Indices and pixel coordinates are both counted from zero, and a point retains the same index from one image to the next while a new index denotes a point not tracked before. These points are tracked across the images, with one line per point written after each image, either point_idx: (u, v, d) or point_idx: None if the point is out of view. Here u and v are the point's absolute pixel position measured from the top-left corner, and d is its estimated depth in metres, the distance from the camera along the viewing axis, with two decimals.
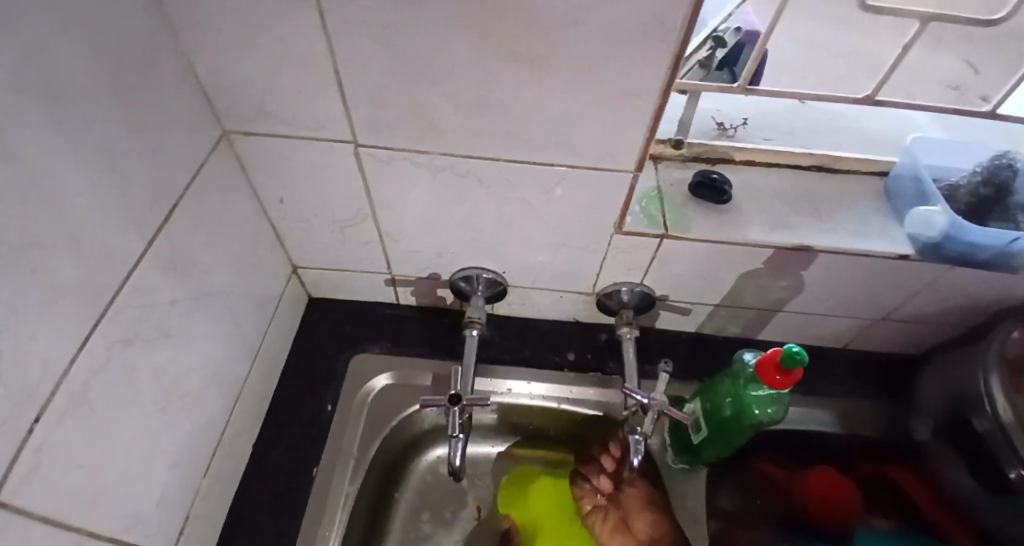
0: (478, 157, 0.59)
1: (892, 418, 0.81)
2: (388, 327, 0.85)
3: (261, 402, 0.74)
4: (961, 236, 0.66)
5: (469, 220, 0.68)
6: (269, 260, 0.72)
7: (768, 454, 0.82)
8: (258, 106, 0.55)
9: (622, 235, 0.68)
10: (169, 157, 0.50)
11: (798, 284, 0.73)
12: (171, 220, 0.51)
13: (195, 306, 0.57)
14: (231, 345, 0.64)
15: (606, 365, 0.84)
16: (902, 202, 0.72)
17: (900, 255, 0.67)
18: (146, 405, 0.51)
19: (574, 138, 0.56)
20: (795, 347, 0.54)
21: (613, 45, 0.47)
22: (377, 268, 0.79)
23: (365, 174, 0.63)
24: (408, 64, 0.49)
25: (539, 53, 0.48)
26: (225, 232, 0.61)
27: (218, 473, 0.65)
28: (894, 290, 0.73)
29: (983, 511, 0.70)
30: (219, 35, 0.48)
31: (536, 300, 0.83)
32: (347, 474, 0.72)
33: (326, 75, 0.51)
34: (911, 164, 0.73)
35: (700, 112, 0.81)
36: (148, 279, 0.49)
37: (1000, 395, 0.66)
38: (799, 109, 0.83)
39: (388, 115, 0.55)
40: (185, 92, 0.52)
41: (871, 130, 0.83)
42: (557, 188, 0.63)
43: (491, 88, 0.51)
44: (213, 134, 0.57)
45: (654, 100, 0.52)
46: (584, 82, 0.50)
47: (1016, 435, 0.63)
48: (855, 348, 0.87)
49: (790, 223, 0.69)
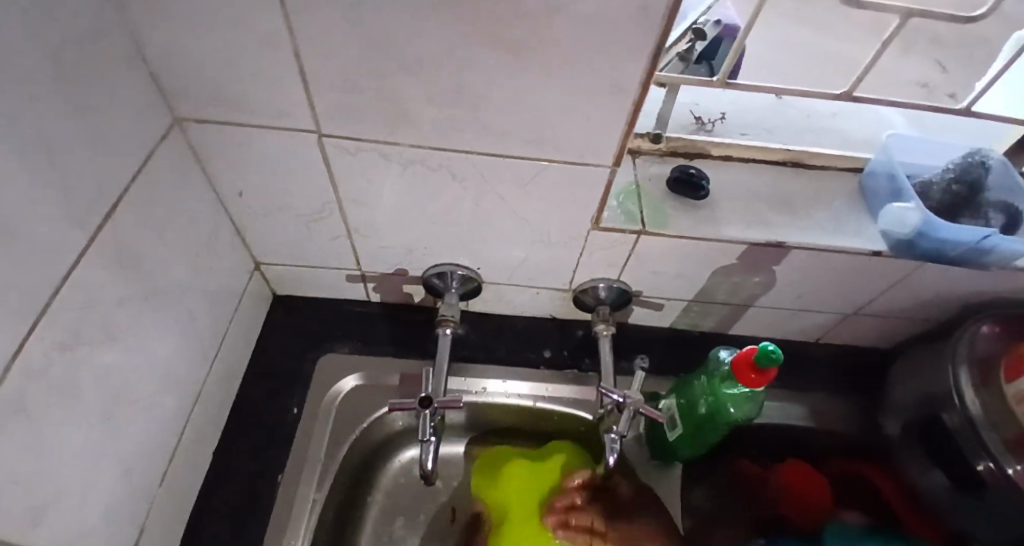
0: (450, 150, 0.57)
1: (863, 413, 0.82)
2: (358, 325, 0.82)
3: (223, 405, 0.70)
4: (934, 232, 0.66)
5: (442, 214, 0.66)
6: (229, 256, 0.68)
7: (741, 452, 0.84)
8: (213, 91, 0.51)
9: (600, 231, 0.66)
10: (113, 146, 0.46)
11: (775, 280, 0.73)
12: (117, 214, 0.47)
13: (146, 307, 0.53)
14: (187, 347, 0.61)
15: (582, 363, 0.83)
16: (877, 198, 0.72)
17: (875, 253, 0.67)
18: (91, 414, 0.47)
19: (551, 132, 0.54)
20: (771, 345, 0.53)
21: (592, 34, 0.45)
22: (346, 264, 0.75)
23: (331, 167, 0.59)
24: (376, 49, 0.46)
25: (515, 41, 0.45)
26: (178, 227, 0.57)
27: (175, 482, 0.62)
28: (866, 287, 0.74)
29: (950, 506, 0.71)
30: (167, 13, 0.44)
31: (511, 297, 0.81)
32: (314, 479, 0.69)
33: (287, 60, 0.48)
34: (886, 161, 0.73)
35: (678, 106, 0.80)
36: (91, 279, 0.45)
37: (969, 390, 0.67)
38: (775, 104, 0.83)
39: (355, 104, 0.52)
40: (130, 75, 0.47)
41: (846, 127, 0.83)
42: (533, 183, 0.60)
43: (464, 77, 0.49)
44: (163, 121, 0.53)
45: (634, 93, 0.50)
46: (562, 73, 0.48)
47: (984, 429, 0.64)
48: (827, 343, 0.87)
49: (767, 220, 0.69)
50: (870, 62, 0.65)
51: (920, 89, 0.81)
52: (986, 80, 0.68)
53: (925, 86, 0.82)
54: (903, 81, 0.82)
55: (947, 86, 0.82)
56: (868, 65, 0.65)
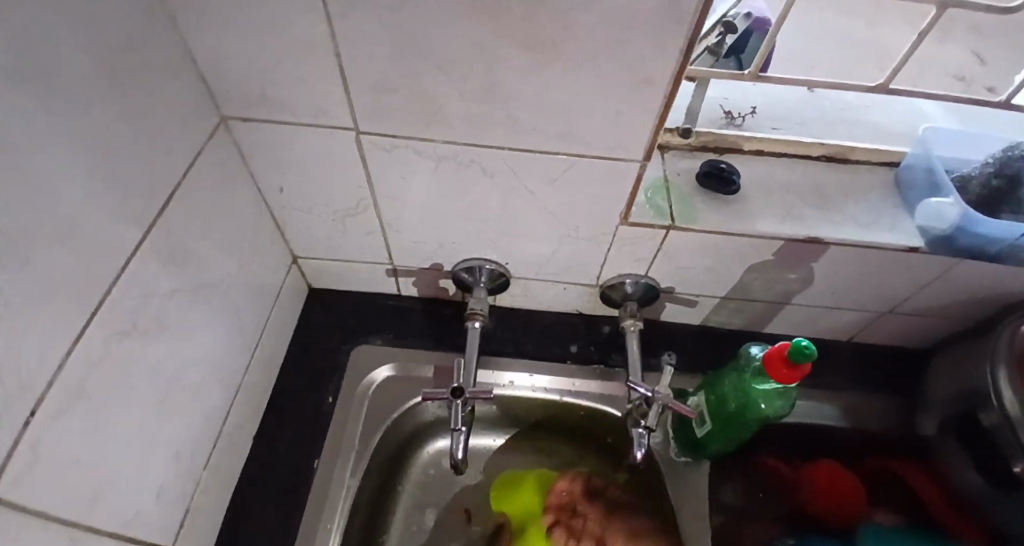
0: (482, 146, 0.58)
1: (898, 412, 0.81)
2: (390, 319, 0.84)
3: (262, 394, 0.73)
4: (974, 228, 0.65)
5: (473, 210, 0.67)
6: (268, 250, 0.70)
7: (771, 450, 0.83)
8: (256, 91, 0.54)
9: (628, 226, 0.67)
10: (164, 144, 0.49)
11: (807, 277, 0.72)
12: (168, 209, 0.50)
13: (193, 297, 0.55)
14: (230, 337, 0.63)
15: (610, 358, 0.83)
16: (914, 193, 0.71)
17: (912, 248, 0.66)
18: (144, 398, 0.50)
19: (581, 127, 0.55)
20: (804, 341, 0.53)
21: (623, 29, 0.45)
22: (378, 259, 0.78)
23: (366, 163, 0.61)
24: (412, 48, 0.48)
25: (546, 38, 0.46)
26: (223, 222, 0.60)
27: (218, 466, 0.65)
28: (903, 283, 0.72)
29: (992, 505, 0.70)
30: (215, 17, 0.47)
31: (539, 292, 0.82)
32: (349, 466, 0.71)
33: (327, 60, 0.50)
34: (924, 153, 0.71)
35: (708, 101, 0.79)
36: (145, 271, 0.48)
37: (1007, 389, 0.65)
38: (808, 98, 0.82)
39: (390, 102, 0.54)
40: (180, 77, 0.50)
41: (882, 120, 0.81)
42: (563, 178, 0.61)
43: (496, 73, 0.50)
44: (210, 121, 0.55)
45: (664, 87, 0.50)
46: (592, 68, 0.49)
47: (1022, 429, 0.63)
48: (861, 341, 0.86)
49: (799, 215, 0.68)
50: (908, 53, 0.64)
51: (958, 82, 0.79)
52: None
53: (962, 79, 0.80)
54: (939, 73, 0.80)
55: (985, 78, 0.80)
56: (905, 56, 0.64)
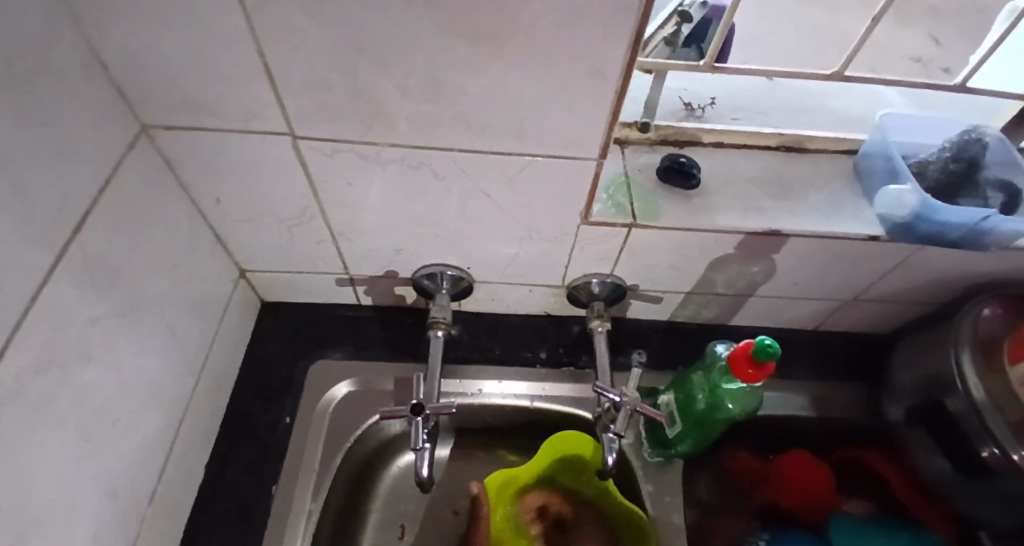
0: (431, 148, 0.55)
1: (865, 400, 0.81)
2: (349, 330, 0.80)
3: (213, 417, 0.69)
4: (933, 215, 0.64)
5: (428, 215, 0.64)
6: (210, 265, 0.66)
7: (744, 446, 0.82)
8: (180, 96, 0.50)
9: (589, 225, 0.65)
10: (80, 158, 0.45)
11: (773, 268, 0.71)
12: (85, 228, 0.46)
13: (122, 321, 0.51)
14: (170, 360, 0.59)
15: (579, 359, 0.81)
16: (874, 180, 0.70)
17: (872, 237, 0.65)
18: (70, 434, 0.45)
19: (532, 125, 0.52)
20: (768, 339, 0.52)
21: (567, 20, 0.43)
22: (332, 268, 0.74)
23: (308, 169, 0.57)
24: (344, 45, 0.44)
25: (489, 30, 0.43)
26: (153, 238, 0.55)
27: (165, 497, 0.61)
28: (866, 271, 0.72)
29: (954, 490, 0.70)
30: (122, 17, 0.42)
31: (503, 295, 0.80)
32: (309, 489, 0.68)
33: (254, 62, 0.46)
34: (882, 141, 0.71)
35: (667, 93, 0.78)
36: (61, 296, 0.43)
37: (972, 375, 0.65)
38: (766, 87, 0.81)
39: (328, 104, 0.50)
40: (91, 83, 0.46)
41: (841, 107, 0.81)
42: (518, 178, 0.59)
43: (439, 70, 0.47)
44: (130, 130, 0.51)
45: (615, 80, 0.48)
46: (539, 61, 0.46)
47: (986, 416, 0.63)
48: (828, 330, 0.86)
49: (760, 206, 0.67)
50: (862, 38, 0.63)
51: (915, 66, 0.79)
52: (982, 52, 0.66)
53: (919, 61, 0.80)
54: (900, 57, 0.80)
55: (942, 60, 0.80)
56: (860, 41, 0.63)
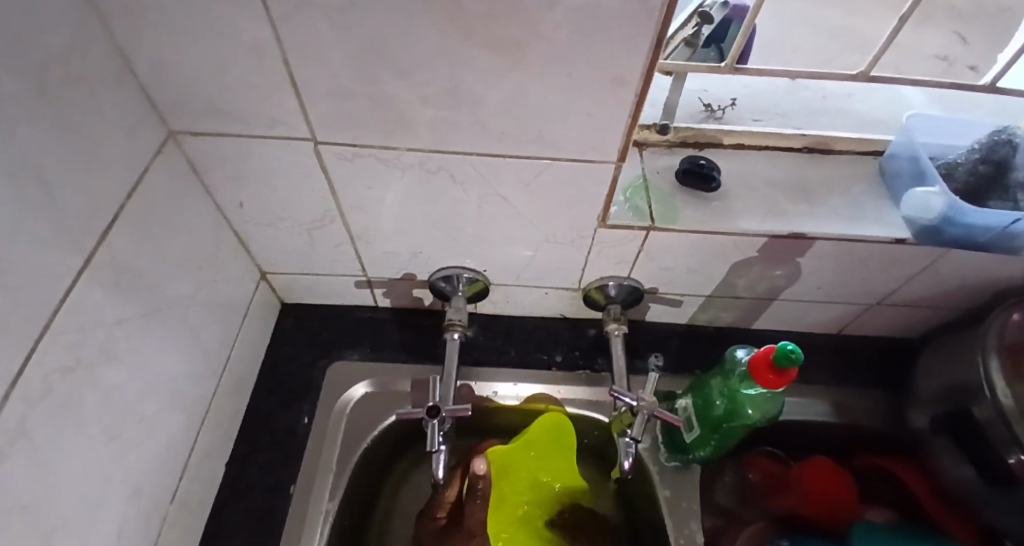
0: (449, 152, 0.55)
1: (887, 406, 0.79)
2: (367, 332, 0.81)
3: (233, 417, 0.71)
4: (961, 218, 0.63)
5: (446, 218, 0.64)
6: (232, 268, 0.67)
7: (766, 451, 0.80)
8: (205, 103, 0.51)
9: (607, 229, 0.64)
10: (108, 166, 0.46)
11: (794, 272, 0.70)
12: (112, 233, 0.47)
13: (146, 324, 0.52)
14: (193, 362, 0.60)
15: (595, 362, 0.81)
16: (899, 182, 0.69)
17: (897, 241, 0.64)
18: (96, 434, 0.46)
19: (551, 130, 0.52)
20: (790, 345, 0.51)
21: (587, 27, 0.42)
22: (351, 271, 0.75)
23: (328, 174, 0.58)
24: (364, 52, 0.45)
25: (509, 37, 0.43)
26: (178, 242, 0.56)
27: (187, 495, 0.62)
28: (889, 276, 0.70)
29: (980, 500, 0.68)
30: (151, 27, 0.43)
31: (520, 298, 0.80)
32: (326, 490, 0.69)
33: (276, 69, 0.47)
34: (908, 142, 0.69)
35: (686, 94, 0.77)
36: (89, 299, 0.44)
37: (999, 382, 0.63)
38: (788, 87, 0.80)
39: (348, 110, 0.51)
40: (120, 91, 0.47)
41: (865, 108, 0.79)
42: (536, 182, 0.59)
43: (458, 77, 0.47)
44: (157, 137, 0.52)
45: (635, 85, 0.48)
46: (558, 67, 0.46)
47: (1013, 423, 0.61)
48: (850, 334, 0.84)
49: (782, 210, 0.66)
50: (888, 39, 0.61)
51: (940, 64, 0.78)
52: (1011, 53, 0.65)
53: (946, 60, 0.79)
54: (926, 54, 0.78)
55: (968, 58, 0.79)
56: (886, 42, 0.62)
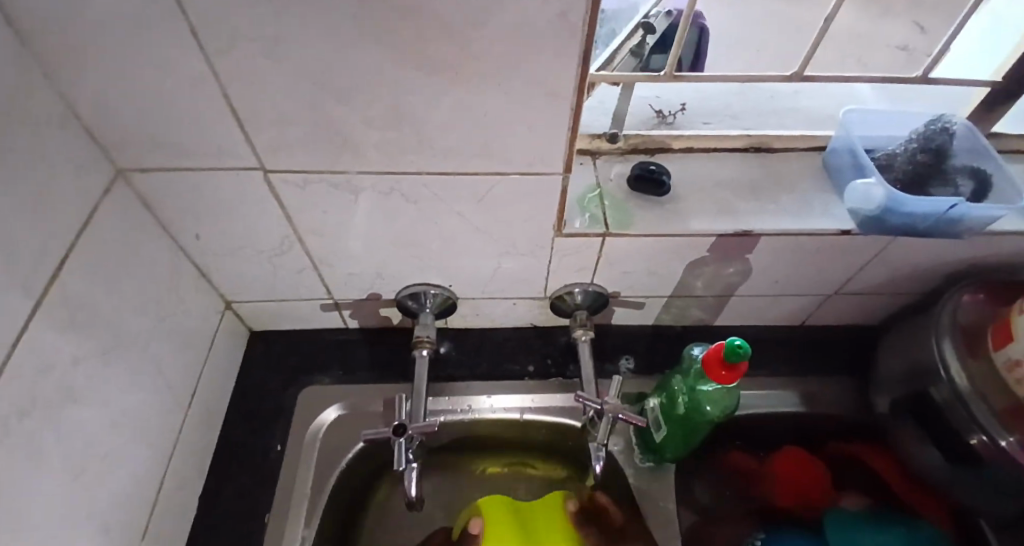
0: (399, 173, 0.56)
1: (853, 394, 0.81)
2: (338, 354, 0.81)
3: (205, 449, 0.70)
4: (901, 208, 0.64)
5: (404, 237, 0.65)
6: (194, 299, 0.67)
7: (736, 446, 0.82)
8: (150, 139, 0.51)
9: (564, 238, 0.66)
10: (56, 208, 0.46)
11: (750, 268, 0.72)
12: (64, 272, 0.47)
13: (104, 361, 0.52)
14: (157, 396, 0.60)
15: (567, 370, 0.82)
16: (843, 175, 0.71)
17: (843, 231, 0.66)
18: (57, 474, 0.46)
19: (496, 145, 0.54)
20: (738, 341, 0.52)
21: (516, 47, 0.44)
22: (316, 294, 0.75)
23: (282, 201, 0.59)
24: (305, 82, 0.46)
25: (443, 59, 0.45)
26: (134, 277, 0.57)
27: (159, 531, 0.61)
28: (841, 266, 0.72)
29: (944, 481, 0.70)
30: (89, 68, 0.44)
31: (488, 311, 0.81)
32: (303, 515, 0.68)
33: (219, 102, 0.48)
34: (846, 137, 0.71)
35: (637, 102, 0.79)
36: (43, 339, 0.44)
37: (954, 362, 0.66)
38: (736, 90, 0.82)
39: (295, 138, 0.52)
40: (65, 133, 0.47)
41: (809, 105, 0.82)
42: (488, 197, 0.60)
43: (398, 99, 0.48)
44: (104, 174, 0.53)
45: (571, 99, 0.49)
46: (494, 86, 0.47)
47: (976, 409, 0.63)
48: (814, 326, 0.86)
49: (732, 208, 0.68)
50: (816, 41, 0.64)
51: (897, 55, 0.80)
52: (954, 24, 0.65)
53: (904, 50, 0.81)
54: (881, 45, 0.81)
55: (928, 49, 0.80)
56: (815, 44, 0.64)
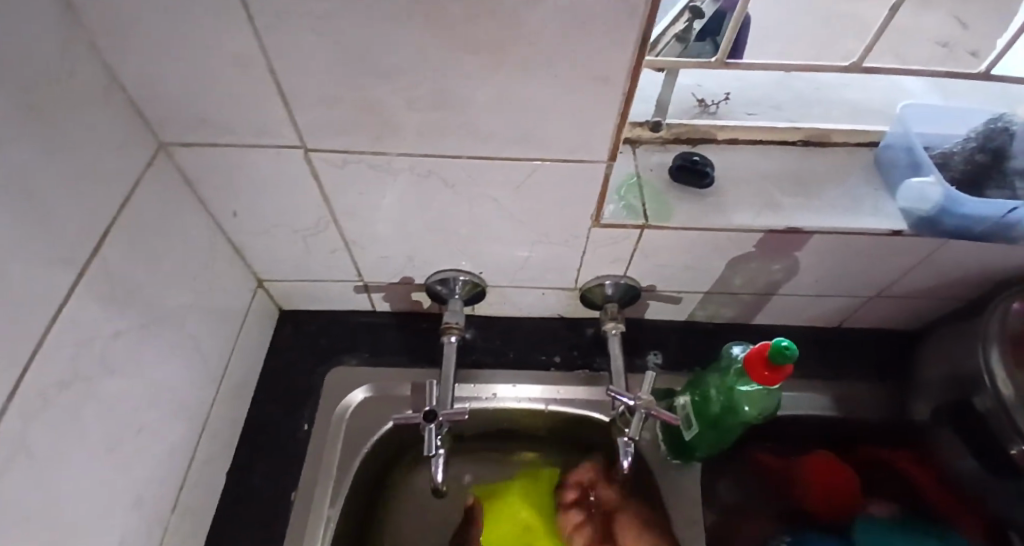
0: (439, 156, 0.55)
1: (890, 399, 0.79)
2: (365, 337, 0.81)
3: (233, 425, 0.71)
4: (958, 209, 0.62)
5: (439, 222, 0.64)
6: (227, 277, 0.67)
7: (763, 446, 0.81)
8: (193, 114, 0.51)
9: (602, 228, 0.64)
10: (99, 181, 0.46)
11: (791, 265, 0.70)
12: (105, 246, 0.47)
13: (142, 335, 0.52)
14: (189, 372, 0.60)
15: (594, 361, 0.81)
16: (895, 172, 0.68)
17: (894, 231, 0.63)
18: (95, 446, 0.47)
19: (539, 130, 0.52)
20: (784, 341, 0.50)
21: (570, 28, 0.42)
22: (347, 276, 0.75)
23: (320, 181, 0.58)
24: (351, 59, 0.45)
25: (494, 40, 0.43)
26: (170, 252, 0.56)
27: (189, 505, 0.62)
28: (887, 267, 0.70)
29: (982, 489, 0.69)
30: (136, 39, 0.43)
31: (517, 299, 0.80)
32: (328, 495, 0.69)
33: (263, 78, 0.47)
34: (903, 133, 0.69)
35: (679, 90, 0.77)
36: (84, 313, 0.45)
37: (1000, 371, 0.63)
38: (783, 81, 0.79)
39: (336, 117, 0.51)
40: (110, 105, 0.47)
41: (860, 98, 0.79)
42: (528, 184, 0.59)
43: (444, 80, 0.47)
44: (146, 148, 0.53)
45: (622, 85, 0.48)
46: (544, 68, 0.46)
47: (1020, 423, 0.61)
48: (851, 327, 0.84)
49: (777, 204, 0.66)
50: (878, 31, 0.61)
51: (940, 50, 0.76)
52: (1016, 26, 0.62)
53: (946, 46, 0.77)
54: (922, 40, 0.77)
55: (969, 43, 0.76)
56: (876, 34, 0.61)
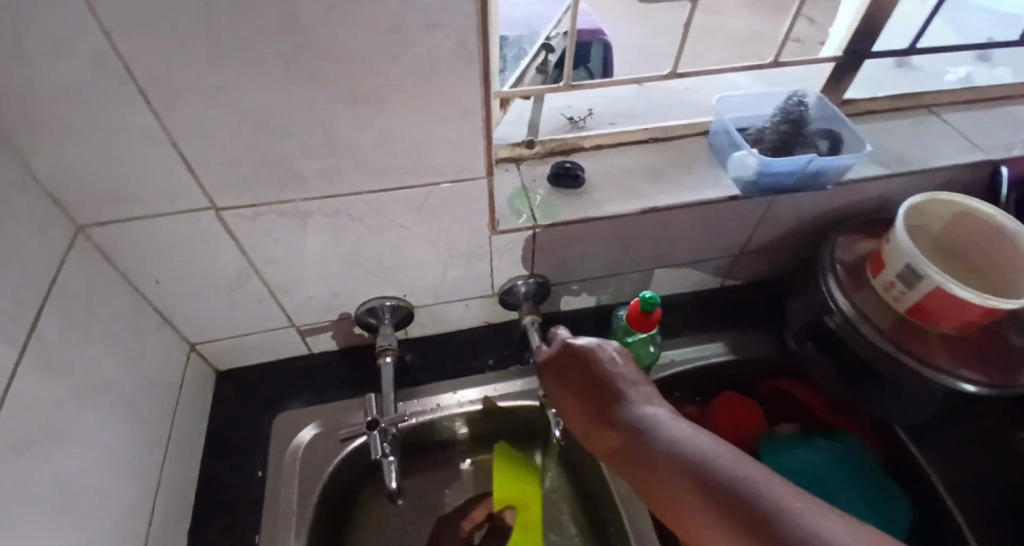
0: (342, 195, 0.63)
1: (772, 338, 0.92)
2: (307, 378, 0.86)
3: (186, 486, 0.73)
4: (769, 170, 0.76)
5: (355, 254, 0.71)
6: (159, 342, 0.71)
7: (682, 398, 0.91)
8: (106, 193, 0.56)
9: (499, 235, 0.74)
10: (23, 264, 0.50)
11: (665, 239, 0.83)
12: (38, 323, 0.51)
13: (81, 403, 0.55)
14: (134, 437, 0.63)
15: (523, 358, 0.89)
16: (724, 151, 0.83)
17: (731, 196, 0.78)
18: (50, 512, 0.49)
19: (424, 159, 0.61)
20: (649, 293, 0.61)
21: (427, 74, 0.52)
22: (279, 323, 0.79)
23: (236, 235, 0.64)
24: (247, 123, 0.52)
25: (366, 91, 0.52)
26: (101, 324, 0.60)
27: None
28: (739, 227, 0.84)
29: (852, 399, 0.81)
30: (44, 133, 0.49)
31: (444, 315, 0.87)
32: (292, 532, 0.72)
33: (169, 151, 0.53)
34: (722, 119, 0.84)
35: (550, 111, 0.90)
36: (26, 386, 0.48)
37: (840, 292, 0.77)
38: (634, 92, 0.94)
39: (242, 175, 0.58)
40: (25, 196, 0.51)
41: (697, 97, 0.95)
42: (426, 206, 0.67)
43: (331, 130, 0.55)
44: (64, 231, 0.57)
45: (482, 113, 0.58)
46: (414, 108, 0.55)
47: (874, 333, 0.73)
48: (733, 285, 0.98)
49: (640, 191, 0.78)
50: (683, 43, 0.76)
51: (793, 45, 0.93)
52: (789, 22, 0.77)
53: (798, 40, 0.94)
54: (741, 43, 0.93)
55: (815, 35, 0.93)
56: (682, 45, 0.76)
